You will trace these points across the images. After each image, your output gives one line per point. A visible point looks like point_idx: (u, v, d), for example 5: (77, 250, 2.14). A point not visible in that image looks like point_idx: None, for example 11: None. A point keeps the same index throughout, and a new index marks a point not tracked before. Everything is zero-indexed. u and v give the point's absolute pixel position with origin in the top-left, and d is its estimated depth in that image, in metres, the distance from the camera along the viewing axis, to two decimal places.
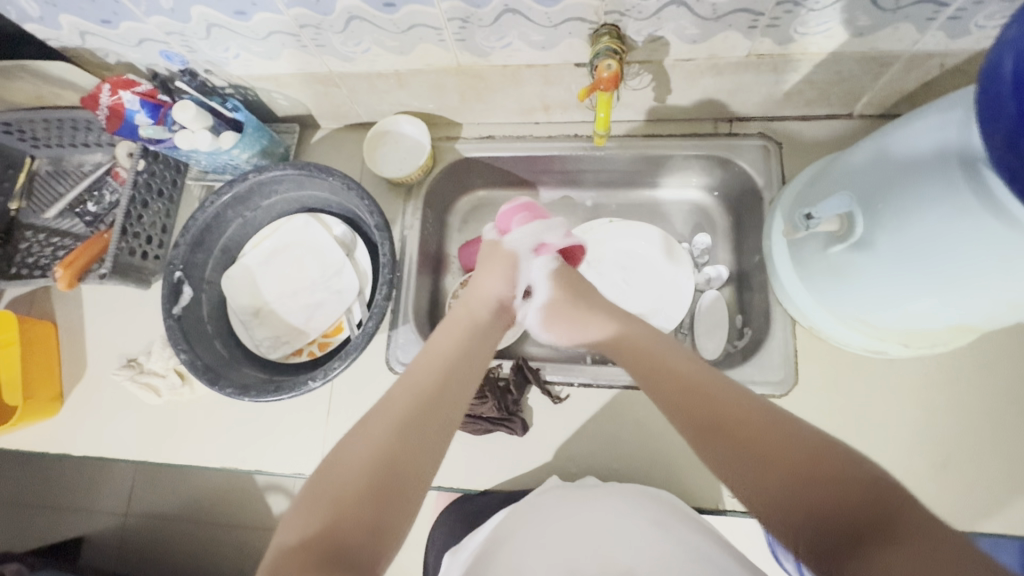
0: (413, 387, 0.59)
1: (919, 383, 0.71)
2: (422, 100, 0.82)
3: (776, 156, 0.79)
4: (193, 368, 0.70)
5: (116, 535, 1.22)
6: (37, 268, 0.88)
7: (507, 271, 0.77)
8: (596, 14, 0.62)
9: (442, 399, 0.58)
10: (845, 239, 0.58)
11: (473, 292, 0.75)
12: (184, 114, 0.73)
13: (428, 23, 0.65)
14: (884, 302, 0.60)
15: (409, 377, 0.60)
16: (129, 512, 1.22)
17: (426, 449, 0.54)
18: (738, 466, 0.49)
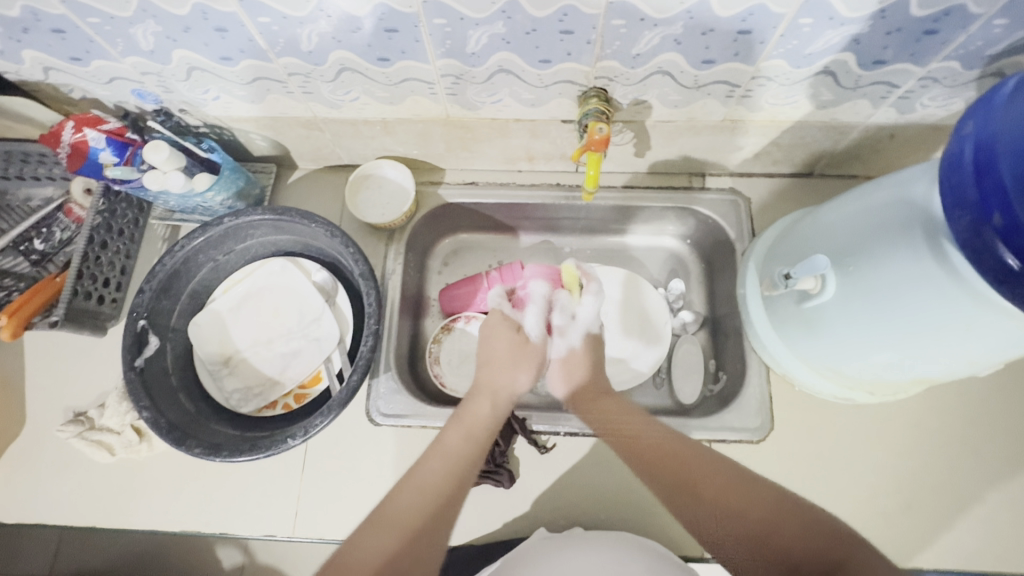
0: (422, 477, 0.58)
1: (883, 425, 0.76)
2: (407, 146, 0.82)
3: (746, 210, 0.84)
4: (156, 428, 0.65)
5: None
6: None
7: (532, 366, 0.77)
8: (586, 78, 0.64)
9: (456, 484, 0.58)
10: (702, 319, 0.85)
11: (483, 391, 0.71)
12: (158, 155, 0.70)
13: (421, 77, 0.66)
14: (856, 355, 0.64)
15: (424, 469, 0.59)
16: None
17: (443, 540, 0.54)
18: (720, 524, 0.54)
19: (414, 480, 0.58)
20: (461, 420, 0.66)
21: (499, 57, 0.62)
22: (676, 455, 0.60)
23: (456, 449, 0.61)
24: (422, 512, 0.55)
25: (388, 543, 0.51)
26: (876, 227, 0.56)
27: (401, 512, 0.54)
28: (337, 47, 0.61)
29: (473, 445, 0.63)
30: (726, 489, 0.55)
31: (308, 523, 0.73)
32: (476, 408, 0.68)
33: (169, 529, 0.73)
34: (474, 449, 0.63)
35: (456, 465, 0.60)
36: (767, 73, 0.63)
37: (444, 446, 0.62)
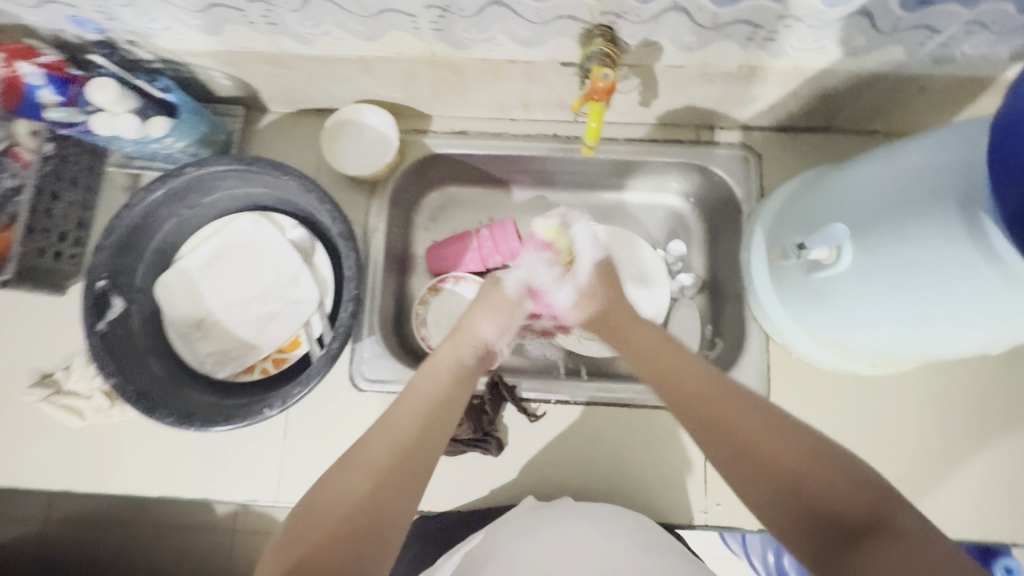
0: (383, 428, 0.55)
1: (880, 396, 0.74)
2: (389, 89, 0.74)
3: (756, 167, 0.78)
4: (123, 396, 0.61)
5: (31, 546, 1.08)
6: None
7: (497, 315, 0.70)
8: (591, 14, 0.56)
9: (424, 432, 0.55)
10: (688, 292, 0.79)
11: (455, 340, 0.67)
12: (104, 95, 0.63)
13: (402, 9, 0.57)
14: (864, 327, 0.60)
15: (387, 419, 0.56)
16: (46, 521, 1.08)
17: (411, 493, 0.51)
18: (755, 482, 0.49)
19: (380, 426, 0.55)
20: (428, 368, 0.62)
21: None
22: (715, 395, 0.55)
23: (422, 398, 0.58)
24: (383, 461, 0.51)
25: (352, 494, 0.49)
26: (905, 193, 0.51)
27: (368, 457, 0.52)
28: None
29: (437, 388, 0.59)
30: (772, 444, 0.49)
31: (292, 489, 0.72)
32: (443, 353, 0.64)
33: (148, 494, 0.71)
34: (445, 392, 0.60)
35: (421, 413, 0.56)
36: (796, 13, 0.55)
37: (412, 393, 0.59)
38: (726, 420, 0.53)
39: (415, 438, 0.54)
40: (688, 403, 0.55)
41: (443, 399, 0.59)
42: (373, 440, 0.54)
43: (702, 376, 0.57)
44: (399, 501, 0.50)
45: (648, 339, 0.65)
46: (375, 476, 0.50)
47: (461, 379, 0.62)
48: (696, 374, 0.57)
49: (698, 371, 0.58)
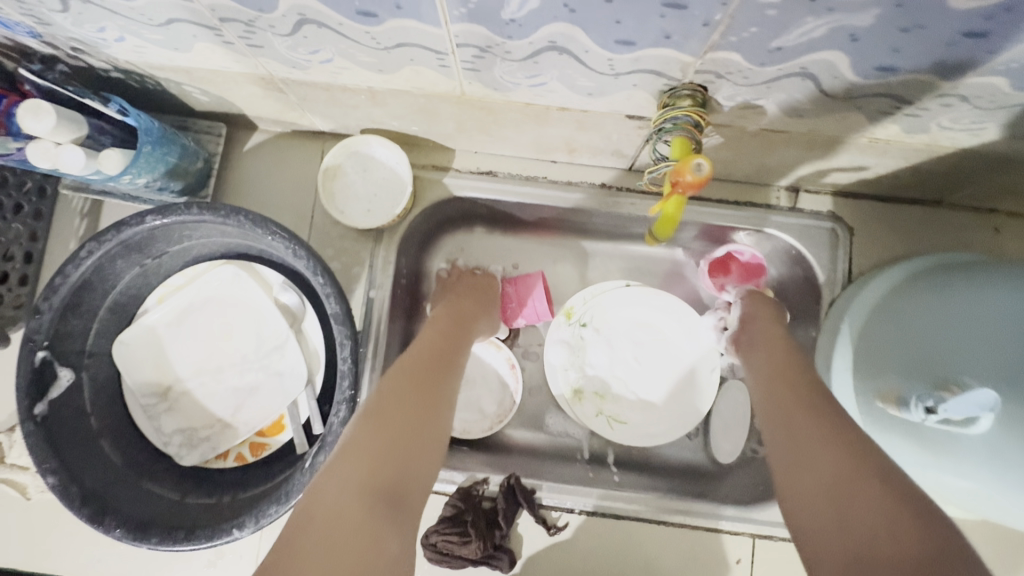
0: (396, 381, 0.49)
1: (975, 539, 0.61)
2: (404, 121, 0.60)
3: (844, 245, 0.65)
4: (64, 500, 0.51)
5: None
6: None
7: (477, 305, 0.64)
8: (682, 71, 0.42)
9: (425, 383, 0.49)
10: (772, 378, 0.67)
11: (455, 315, 0.60)
12: (40, 122, 0.49)
13: (426, 44, 0.43)
14: (959, 482, 0.48)
15: (398, 369, 0.50)
16: None
17: (422, 462, 0.44)
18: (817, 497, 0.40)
19: (382, 387, 0.48)
20: (431, 330, 0.57)
21: (553, 29, 0.38)
22: (804, 404, 0.47)
23: (417, 359, 0.52)
24: (402, 415, 0.46)
25: (365, 455, 0.42)
26: None
27: (382, 411, 0.46)
28: None
29: (442, 346, 0.54)
30: (834, 466, 0.41)
31: None
32: (444, 318, 0.59)
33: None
34: (447, 354, 0.54)
35: (430, 370, 0.51)
36: (966, 93, 0.40)
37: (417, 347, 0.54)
38: (802, 434, 0.45)
39: (425, 400, 0.48)
40: (781, 410, 0.48)
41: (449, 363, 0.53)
42: (386, 390, 0.48)
43: (794, 393, 0.49)
44: (416, 466, 0.44)
45: (774, 349, 0.56)
46: (375, 452, 0.42)
47: (463, 343, 0.57)
48: (800, 387, 0.49)
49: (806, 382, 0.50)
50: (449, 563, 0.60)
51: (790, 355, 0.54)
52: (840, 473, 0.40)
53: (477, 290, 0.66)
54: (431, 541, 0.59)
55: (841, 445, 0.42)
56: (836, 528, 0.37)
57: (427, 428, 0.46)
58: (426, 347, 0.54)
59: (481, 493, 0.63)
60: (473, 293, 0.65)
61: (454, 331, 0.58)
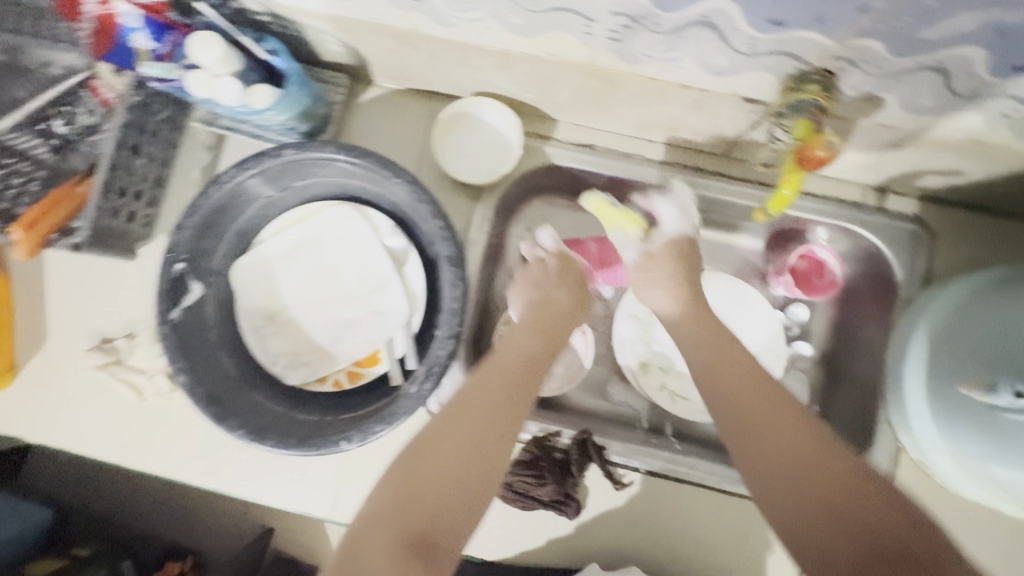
0: (456, 412, 0.48)
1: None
2: (521, 87, 0.64)
3: (926, 247, 0.67)
4: (193, 398, 0.56)
5: None
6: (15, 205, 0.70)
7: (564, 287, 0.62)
8: (818, 54, 0.45)
9: (485, 420, 0.47)
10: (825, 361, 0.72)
11: (542, 319, 0.59)
12: (208, 53, 0.54)
13: (579, 10, 0.46)
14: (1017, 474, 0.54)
15: (462, 399, 0.49)
16: None
17: (467, 501, 0.44)
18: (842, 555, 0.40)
19: (454, 408, 0.48)
20: (503, 348, 0.54)
21: (709, 4, 0.42)
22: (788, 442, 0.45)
23: (484, 386, 0.50)
24: (453, 457, 0.45)
25: (411, 500, 0.43)
26: None
27: (437, 451, 0.45)
28: None
29: (511, 372, 0.51)
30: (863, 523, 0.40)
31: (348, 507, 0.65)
32: (522, 334, 0.56)
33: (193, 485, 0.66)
34: (518, 379, 0.51)
35: (492, 400, 0.49)
36: None
37: (486, 370, 0.51)
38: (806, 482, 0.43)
39: (479, 438, 0.46)
40: (758, 443, 0.46)
41: (515, 390, 0.50)
42: (445, 423, 0.47)
43: (774, 425, 0.46)
44: (460, 510, 0.44)
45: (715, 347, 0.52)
46: (421, 500, 0.43)
47: (537, 365, 0.53)
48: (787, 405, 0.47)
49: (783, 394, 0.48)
50: (522, 503, 0.65)
51: (724, 343, 0.53)
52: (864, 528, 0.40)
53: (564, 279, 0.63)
54: (508, 481, 0.64)
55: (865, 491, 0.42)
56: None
57: (478, 470, 0.45)
58: (504, 361, 0.52)
59: (554, 444, 0.67)
60: (561, 285, 0.62)
61: (528, 352, 0.54)
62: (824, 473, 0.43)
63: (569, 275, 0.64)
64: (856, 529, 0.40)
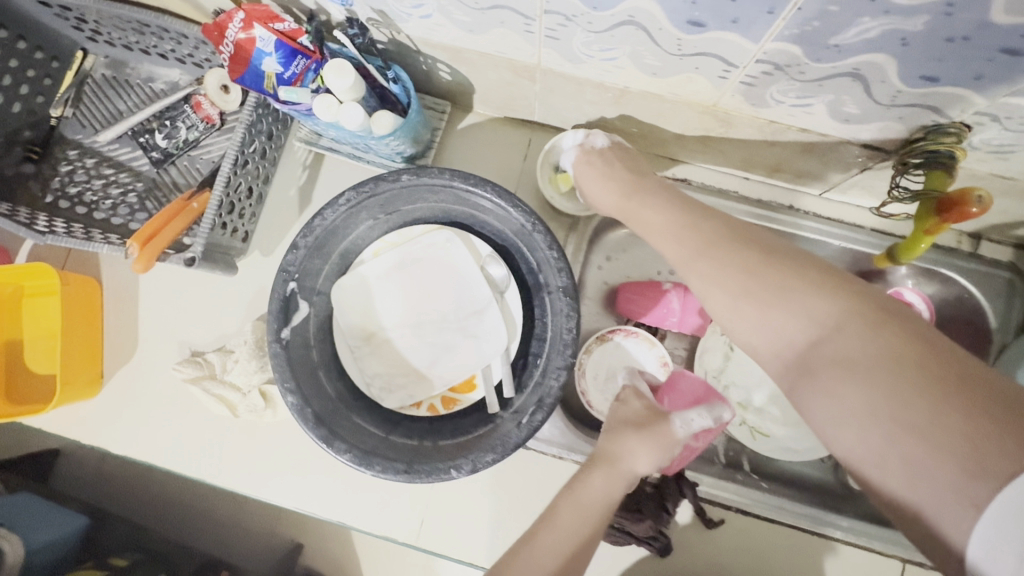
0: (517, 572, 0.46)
1: None
2: (628, 121, 0.65)
3: (1021, 294, 0.67)
4: (302, 419, 0.56)
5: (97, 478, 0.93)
6: (114, 216, 0.71)
7: (658, 443, 0.52)
8: (963, 109, 0.46)
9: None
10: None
11: (597, 468, 0.52)
12: (339, 79, 0.55)
13: (725, 56, 0.47)
14: None
15: (524, 563, 0.47)
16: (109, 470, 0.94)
17: None
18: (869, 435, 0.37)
19: (514, 567, 0.47)
20: (567, 496, 0.50)
21: (865, 58, 0.43)
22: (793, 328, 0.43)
23: (546, 550, 0.47)
24: None
25: None
26: None
27: None
28: None
29: (580, 531, 0.48)
30: (917, 415, 0.35)
31: (434, 534, 0.66)
32: (596, 476, 0.51)
33: (277, 504, 0.66)
34: (581, 539, 0.48)
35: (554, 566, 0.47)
36: None
37: (550, 528, 0.48)
38: (857, 387, 0.38)
39: None
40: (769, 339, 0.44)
41: (584, 545, 0.48)
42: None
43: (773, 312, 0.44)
44: None
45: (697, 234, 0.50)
46: None
47: (603, 520, 0.49)
48: (829, 305, 0.41)
49: (827, 287, 0.42)
50: (615, 538, 0.64)
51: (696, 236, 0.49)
52: (922, 418, 0.35)
53: (656, 433, 0.52)
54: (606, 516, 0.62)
55: (927, 375, 0.36)
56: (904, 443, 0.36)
57: None
58: (570, 517, 0.49)
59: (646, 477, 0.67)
60: (655, 436, 0.52)
61: (598, 507, 0.49)
62: (878, 369, 0.37)
63: (663, 423, 0.53)
64: (912, 421, 0.35)
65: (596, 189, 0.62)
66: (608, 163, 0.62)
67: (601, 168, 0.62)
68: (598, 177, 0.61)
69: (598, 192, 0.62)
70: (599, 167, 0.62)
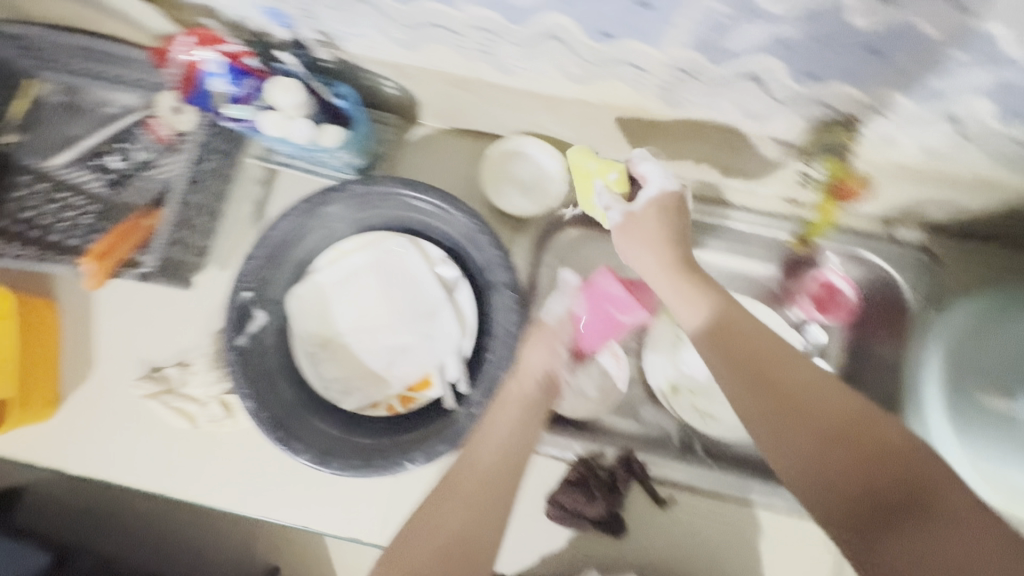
0: (470, 464, 0.55)
1: None
2: (564, 127, 0.69)
3: (932, 272, 0.73)
4: (258, 423, 0.59)
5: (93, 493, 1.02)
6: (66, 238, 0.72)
7: (550, 343, 0.64)
8: (848, 104, 0.51)
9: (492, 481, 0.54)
10: (844, 378, 0.74)
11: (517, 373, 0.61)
12: (285, 95, 0.57)
13: (638, 63, 0.52)
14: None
15: (470, 455, 0.55)
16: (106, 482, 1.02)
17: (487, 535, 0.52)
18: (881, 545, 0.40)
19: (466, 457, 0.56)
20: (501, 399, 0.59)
21: (757, 61, 0.48)
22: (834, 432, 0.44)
23: (489, 447, 0.56)
24: (463, 508, 0.52)
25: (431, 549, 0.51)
26: None
27: (456, 492, 0.53)
28: (557, 10, 0.47)
29: (517, 424, 0.58)
30: (953, 533, 0.38)
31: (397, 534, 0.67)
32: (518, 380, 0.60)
33: (242, 513, 0.67)
34: (523, 435, 0.58)
35: (498, 457, 0.55)
36: None
37: (485, 431, 0.57)
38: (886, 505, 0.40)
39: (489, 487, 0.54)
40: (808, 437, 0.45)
41: (522, 441, 0.57)
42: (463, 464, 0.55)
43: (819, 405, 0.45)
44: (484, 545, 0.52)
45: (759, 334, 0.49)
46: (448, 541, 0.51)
47: (536, 411, 0.60)
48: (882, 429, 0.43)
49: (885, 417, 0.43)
50: (571, 521, 0.69)
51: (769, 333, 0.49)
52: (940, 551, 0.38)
53: (544, 333, 0.64)
54: (559, 500, 0.68)
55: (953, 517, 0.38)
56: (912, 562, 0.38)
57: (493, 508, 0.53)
58: (504, 416, 0.58)
59: (599, 463, 0.71)
60: (545, 334, 0.64)
61: (529, 403, 0.60)
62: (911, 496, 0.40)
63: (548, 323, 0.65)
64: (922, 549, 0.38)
65: (632, 246, 0.58)
66: (650, 230, 0.58)
67: (638, 231, 0.58)
68: (631, 236, 0.58)
69: (626, 248, 0.59)
70: (643, 231, 0.58)
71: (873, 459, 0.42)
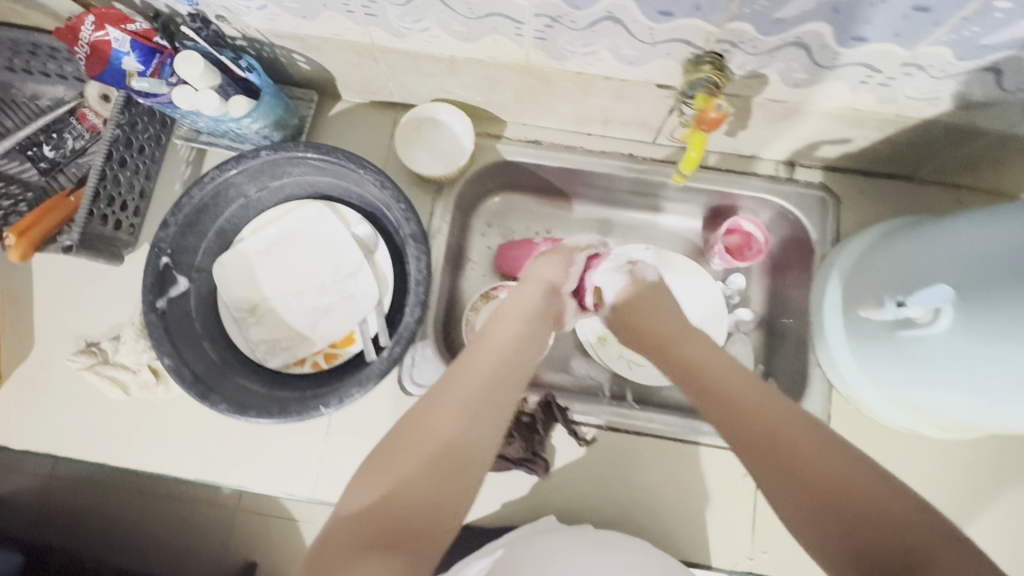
0: (462, 369, 0.53)
1: (952, 459, 0.70)
2: (470, 90, 0.73)
3: (834, 209, 0.76)
4: (178, 377, 0.60)
5: None
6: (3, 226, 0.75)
7: (563, 259, 0.71)
8: (706, 40, 0.55)
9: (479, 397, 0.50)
10: (765, 325, 0.81)
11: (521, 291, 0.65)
12: (190, 68, 0.61)
13: (509, 14, 0.56)
14: (929, 394, 0.57)
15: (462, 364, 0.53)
16: None
17: (485, 442, 0.48)
18: (811, 499, 0.42)
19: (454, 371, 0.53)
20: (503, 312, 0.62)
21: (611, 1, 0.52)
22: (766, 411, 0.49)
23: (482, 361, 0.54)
24: (458, 411, 0.48)
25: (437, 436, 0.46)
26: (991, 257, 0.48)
27: (457, 393, 0.50)
28: None
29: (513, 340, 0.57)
30: (877, 485, 0.41)
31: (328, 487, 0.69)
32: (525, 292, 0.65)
33: (176, 476, 0.69)
34: (523, 348, 0.58)
35: (495, 363, 0.54)
36: (921, 61, 0.53)
37: (483, 342, 0.56)
38: (817, 468, 0.43)
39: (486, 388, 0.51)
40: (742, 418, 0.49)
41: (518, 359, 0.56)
42: (456, 370, 0.53)
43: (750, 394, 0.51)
44: (471, 465, 0.46)
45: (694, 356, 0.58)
46: (438, 441, 0.46)
47: (537, 330, 0.61)
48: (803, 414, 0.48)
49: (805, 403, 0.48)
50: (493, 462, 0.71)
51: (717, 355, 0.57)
52: (862, 504, 0.40)
53: (559, 253, 0.72)
54: None
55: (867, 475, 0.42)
56: (840, 510, 0.41)
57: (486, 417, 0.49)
58: (497, 337, 0.57)
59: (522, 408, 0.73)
60: (558, 253, 0.72)
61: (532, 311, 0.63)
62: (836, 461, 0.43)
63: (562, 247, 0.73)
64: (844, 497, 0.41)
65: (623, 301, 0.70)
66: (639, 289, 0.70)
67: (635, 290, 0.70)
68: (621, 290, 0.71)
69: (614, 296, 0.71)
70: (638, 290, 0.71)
71: (804, 430, 0.46)
